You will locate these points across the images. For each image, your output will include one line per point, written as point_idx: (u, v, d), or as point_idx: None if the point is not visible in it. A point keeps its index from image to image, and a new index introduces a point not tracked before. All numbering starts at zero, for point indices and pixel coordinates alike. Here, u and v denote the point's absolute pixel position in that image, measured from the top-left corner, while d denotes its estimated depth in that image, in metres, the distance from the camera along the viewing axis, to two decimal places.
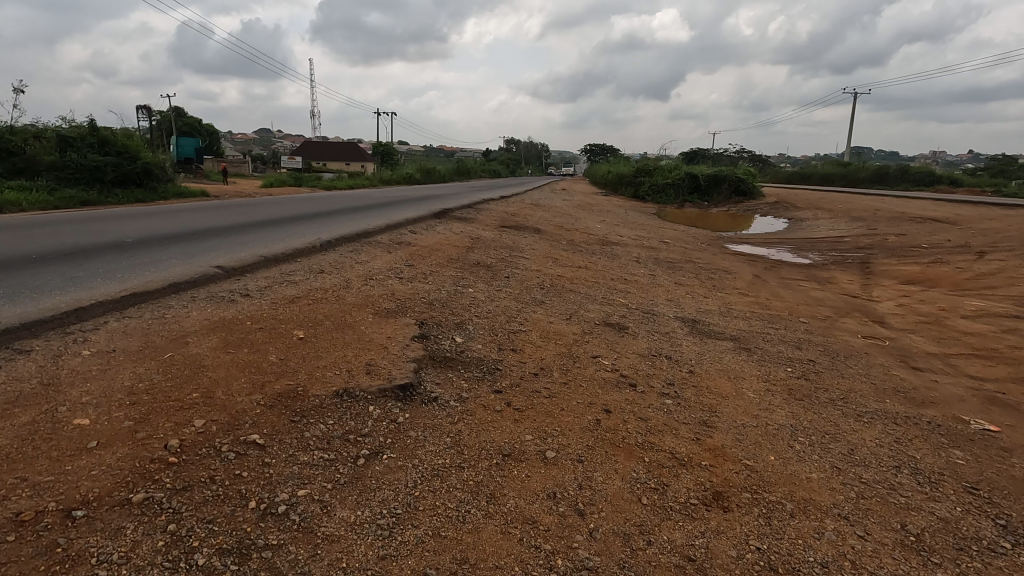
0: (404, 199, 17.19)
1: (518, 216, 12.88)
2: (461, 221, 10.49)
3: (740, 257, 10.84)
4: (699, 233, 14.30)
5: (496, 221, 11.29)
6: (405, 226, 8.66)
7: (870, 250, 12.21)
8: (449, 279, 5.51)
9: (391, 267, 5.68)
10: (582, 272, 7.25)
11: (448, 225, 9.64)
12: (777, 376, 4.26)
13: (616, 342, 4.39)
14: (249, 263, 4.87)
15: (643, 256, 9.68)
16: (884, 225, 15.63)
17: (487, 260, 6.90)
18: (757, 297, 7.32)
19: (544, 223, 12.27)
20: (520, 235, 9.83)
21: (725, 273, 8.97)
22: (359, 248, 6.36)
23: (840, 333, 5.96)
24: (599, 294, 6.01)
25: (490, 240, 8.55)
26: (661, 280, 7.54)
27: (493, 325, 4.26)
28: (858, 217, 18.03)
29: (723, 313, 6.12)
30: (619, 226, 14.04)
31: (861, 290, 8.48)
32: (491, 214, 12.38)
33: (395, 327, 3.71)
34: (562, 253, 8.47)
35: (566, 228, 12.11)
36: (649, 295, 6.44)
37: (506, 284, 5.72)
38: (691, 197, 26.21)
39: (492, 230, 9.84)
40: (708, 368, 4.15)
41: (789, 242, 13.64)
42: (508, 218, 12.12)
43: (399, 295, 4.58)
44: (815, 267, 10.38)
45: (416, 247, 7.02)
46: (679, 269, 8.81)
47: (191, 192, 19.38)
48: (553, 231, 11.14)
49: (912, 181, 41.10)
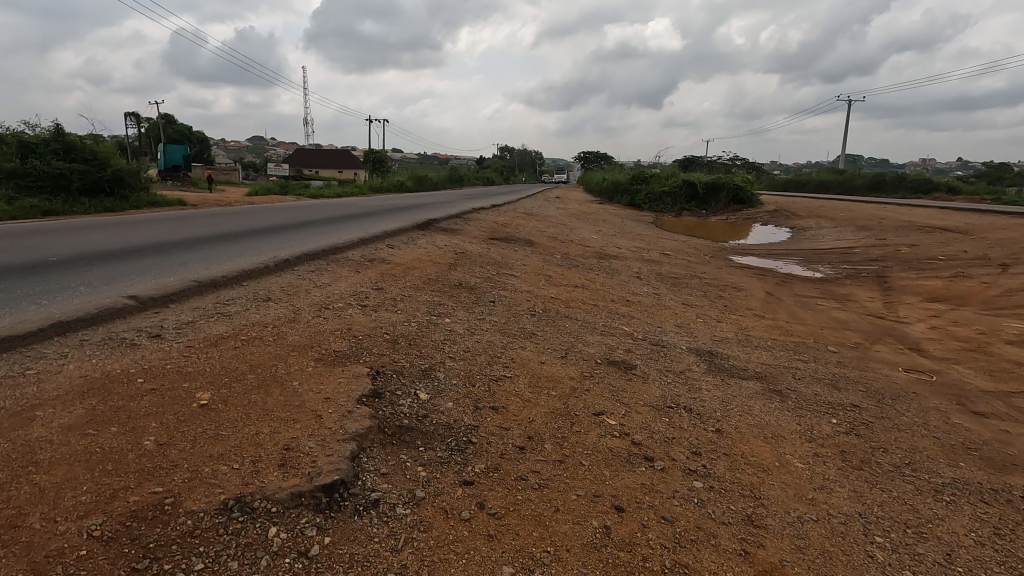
0: (391, 208, 16.40)
1: (510, 227, 12.09)
2: (447, 233, 9.67)
3: (747, 271, 10.08)
4: (700, 244, 13.57)
5: (484, 233, 10.48)
6: (382, 240, 7.83)
7: (884, 262, 11.46)
8: (423, 306, 4.67)
9: (355, 292, 4.82)
10: (578, 292, 6.45)
11: (431, 238, 8.81)
12: (822, 432, 3.44)
13: (622, 390, 3.56)
14: (177, 290, 4.03)
15: (644, 272, 8.89)
16: (893, 236, 14.90)
17: (470, 279, 6.07)
18: (775, 319, 6.53)
19: (537, 235, 11.48)
20: (510, 248, 9.01)
21: (735, 290, 8.19)
22: (321, 269, 5.51)
23: (877, 365, 5.17)
24: (598, 321, 5.20)
25: (476, 255, 7.74)
26: (667, 301, 6.74)
27: (469, 371, 3.42)
28: (864, 226, 17.34)
29: (741, 343, 5.32)
30: (617, 237, 13.28)
31: (885, 309, 7.71)
32: (481, 225, 11.57)
33: (339, 381, 2.86)
34: (557, 270, 7.67)
35: (560, 240, 11.33)
36: (655, 321, 5.64)
37: (490, 311, 4.89)
38: (688, 205, 25.52)
39: (480, 243, 9.03)
40: (738, 425, 3.33)
41: (796, 254, 12.89)
42: (498, 229, 11.34)
43: (356, 331, 3.73)
44: (829, 282, 9.62)
45: (390, 266, 6.17)
46: (685, 287, 8.03)
47: (167, 200, 18.54)
48: (546, 244, 10.34)
49: (910, 189, 40.66)
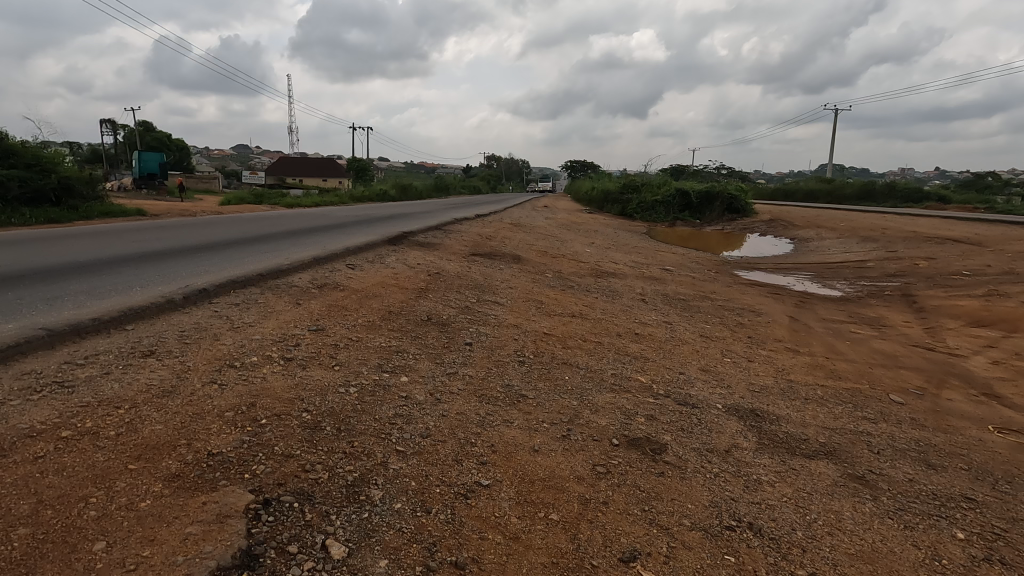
0: (368, 219, 15.19)
1: (495, 240, 10.94)
2: (423, 248, 8.48)
3: (759, 290, 9.05)
4: (702, 258, 12.56)
5: (466, 247, 9.33)
6: (343, 258, 6.64)
7: (904, 278, 10.46)
8: (374, 355, 3.48)
9: (284, 337, 3.61)
10: (576, 323, 5.32)
11: (401, 255, 7.62)
12: (956, 564, 2.29)
13: (656, 499, 2.39)
14: (7, 345, 2.81)
15: (648, 292, 7.77)
16: (904, 248, 13.97)
17: (444, 309, 4.90)
18: (813, 356, 5.41)
19: (524, 249, 10.34)
20: (494, 266, 7.83)
21: (753, 314, 7.10)
22: (249, 301, 4.30)
23: (960, 421, 4.06)
24: (606, 370, 4.04)
25: (455, 276, 6.57)
26: (682, 333, 5.61)
27: (426, 479, 2.23)
28: (869, 237, 16.46)
29: (785, 394, 4.18)
30: (612, 251, 12.19)
31: (929, 336, 6.65)
32: (462, 238, 10.39)
33: (187, 532, 1.66)
34: (549, 293, 6.54)
35: (550, 254, 10.20)
36: (673, 363, 4.49)
37: (466, 360, 3.71)
38: (682, 214, 24.59)
39: (460, 261, 7.85)
40: (837, 561, 2.17)
41: (807, 268, 11.90)
42: (482, 243, 10.21)
43: (261, 408, 2.53)
44: (852, 303, 8.57)
45: (344, 295, 4.97)
46: (697, 312, 6.92)
47: (124, 209, 17.25)
48: (535, 260, 9.19)
49: (899, 198, 40.35)
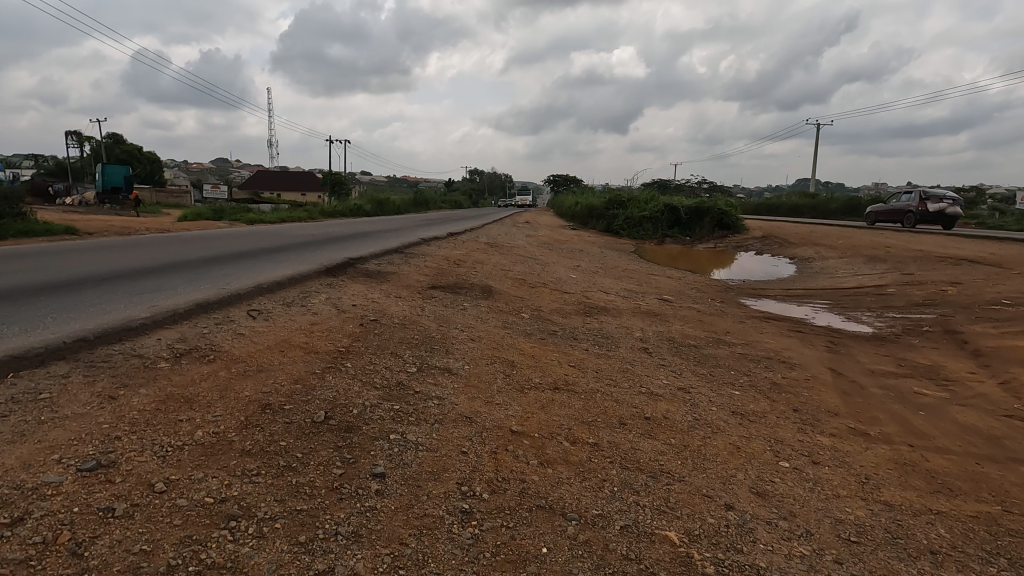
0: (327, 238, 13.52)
1: (464, 266, 9.32)
2: (369, 281, 6.80)
3: (777, 329, 7.59)
4: (702, 284, 11.11)
5: (425, 277, 7.67)
6: (248, 300, 4.95)
7: (937, 308, 9.06)
8: (171, 539, 1.81)
9: (8, 496, 1.91)
10: (561, 401, 3.73)
11: (335, 292, 5.92)
12: None
13: None
14: None
15: (650, 336, 6.19)
16: (919, 270, 12.69)
17: (363, 392, 3.26)
18: (892, 444, 3.85)
19: (498, 277, 8.75)
20: (457, 305, 6.17)
21: (785, 369, 5.54)
22: (16, 402, 2.59)
23: None
24: (610, 517, 2.41)
25: (398, 324, 4.93)
26: (707, 411, 4.02)
27: None
28: (875, 257, 15.22)
29: (897, 543, 2.59)
30: (602, 277, 10.65)
31: (1015, 398, 5.14)
32: (424, 265, 8.76)
33: None
34: (524, 346, 4.94)
35: (529, 283, 8.61)
36: (712, 483, 2.88)
37: (361, 526, 2.05)
38: (671, 231, 23.25)
39: (413, 298, 6.20)
40: None
41: (821, 296, 10.49)
42: (448, 270, 8.62)
43: None
44: (892, 346, 7.09)
45: (209, 372, 3.27)
46: (716, 367, 5.37)
47: (55, 227, 15.44)
48: (510, 292, 7.58)
49: (887, 214, 39.70)
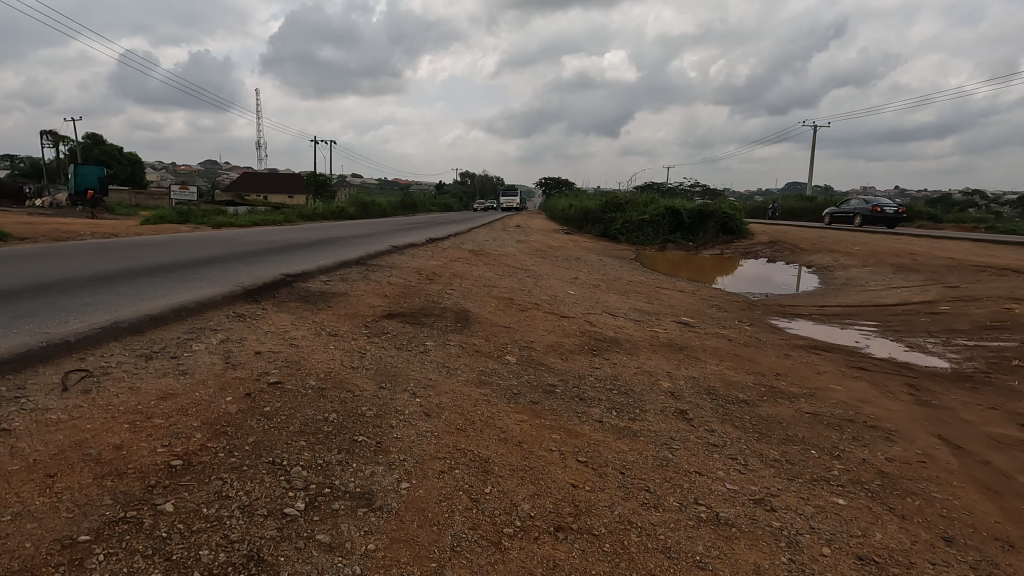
0: (290, 244, 11.76)
1: (439, 283, 7.61)
2: (301, 309, 5.06)
3: (835, 367, 5.93)
4: (721, 302, 9.48)
5: (382, 300, 5.93)
6: (76, 356, 3.19)
7: (1012, 331, 7.47)
8: None
9: None
10: (570, 567, 2.01)
11: (241, 330, 4.18)
12: None
13: None
14: None
15: (682, 387, 4.50)
16: (963, 282, 11.16)
17: None
18: None
19: (480, 296, 7.04)
20: (416, 345, 4.44)
21: (883, 443, 3.86)
22: None
23: None
24: None
25: (314, 389, 3.20)
26: (819, 561, 2.33)
27: None
28: (904, 266, 13.73)
29: None
30: (604, 293, 8.94)
31: None
32: (387, 282, 7.03)
33: None
34: (506, 423, 3.24)
35: (518, 305, 6.92)
36: None
37: None
38: (673, 236, 21.65)
39: (354, 334, 4.45)
40: None
41: (863, 315, 8.88)
42: (416, 289, 6.90)
43: None
44: (991, 391, 5.44)
45: None
46: (789, 443, 3.68)
47: None
48: (492, 320, 5.87)
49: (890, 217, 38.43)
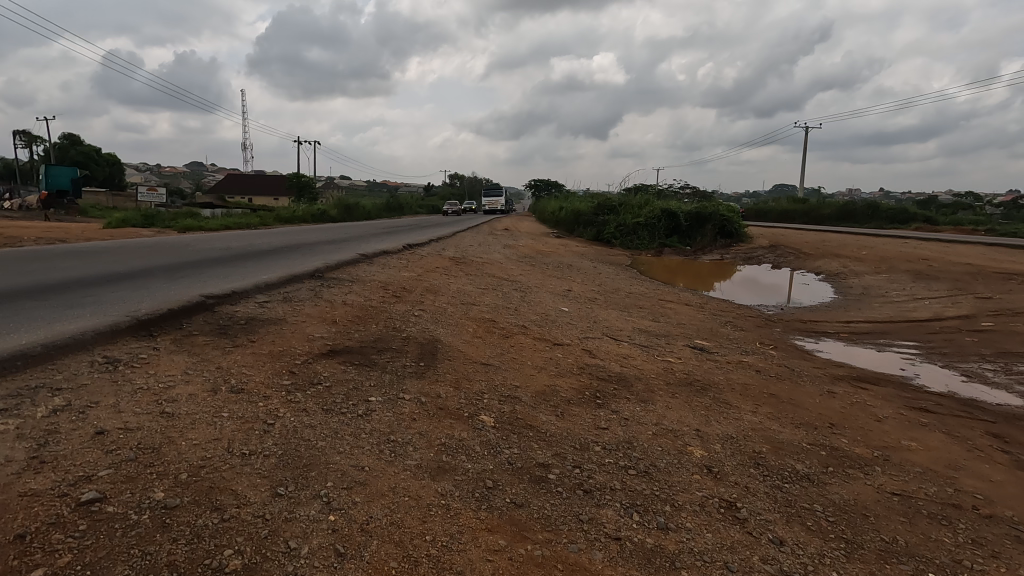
0: (250, 251, 10.49)
1: (408, 301, 6.38)
2: (208, 348, 3.81)
3: (894, 409, 4.77)
4: (736, 318, 8.35)
5: (327, 328, 4.68)
6: None
7: None
8: None
9: None
10: None
11: (99, 386, 2.94)
12: None
13: None
14: None
15: (720, 457, 3.30)
16: (995, 292, 10.12)
17: None
18: None
19: (455, 319, 5.82)
20: (354, 403, 3.20)
21: (1017, 551, 2.69)
22: None
23: None
24: None
25: (155, 510, 1.96)
26: None
27: None
28: (923, 275, 12.72)
29: None
30: (603, 310, 7.74)
31: None
32: (342, 302, 5.78)
33: None
34: (470, 560, 2.01)
35: (503, 329, 5.72)
36: None
37: None
38: (669, 240, 20.60)
39: (268, 389, 3.20)
40: None
41: (897, 333, 7.78)
42: (377, 309, 5.66)
43: None
44: None
45: None
46: (891, 560, 2.49)
47: None
48: (467, 354, 4.64)
49: (885, 220, 37.69)
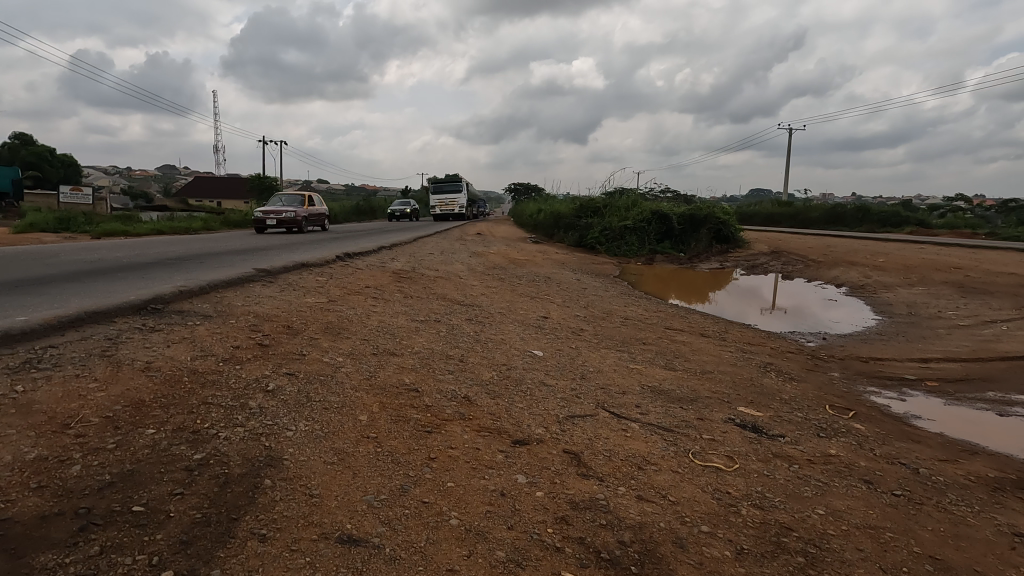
0: (130, 262, 7.96)
1: (281, 351, 3.91)
2: None
3: None
4: (774, 357, 6.09)
5: (20, 450, 2.19)
6: None
7: None
8: None
9: None
10: None
11: None
12: None
13: None
14: None
15: None
16: None
17: None
18: None
19: (345, 393, 3.36)
20: None
21: None
22: None
23: None
24: None
25: None
26: None
27: None
28: (968, 288, 10.68)
29: None
30: (593, 355, 5.33)
31: None
32: (139, 366, 3.27)
33: None
34: None
35: (425, 412, 3.28)
36: None
37: None
38: (661, 246, 18.46)
39: None
40: None
41: (1002, 379, 5.55)
42: (197, 380, 3.17)
43: None
44: None
45: None
46: None
47: None
48: (320, 505, 2.17)
49: (876, 223, 35.98)
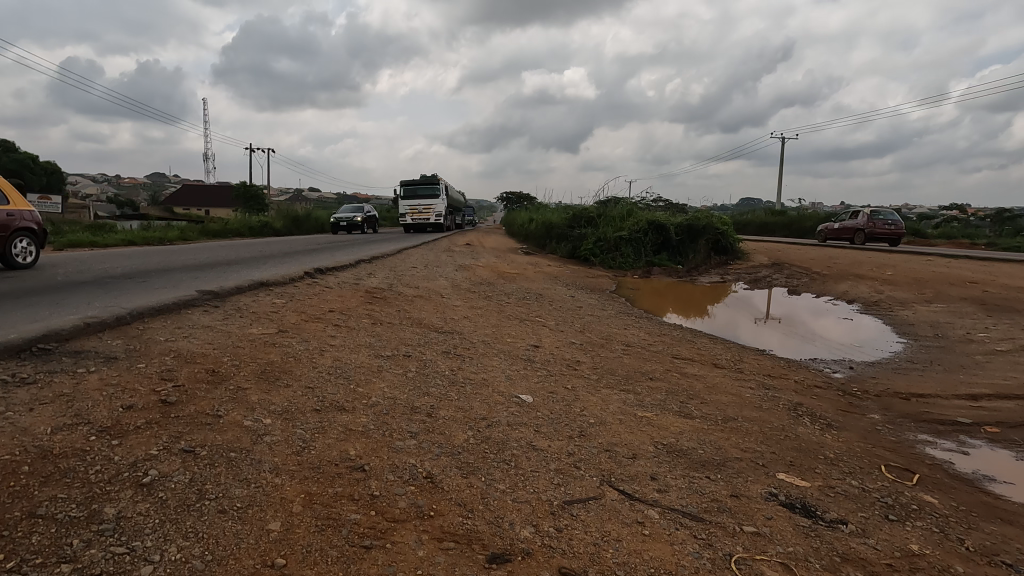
0: (64, 281, 7.01)
1: (189, 412, 2.98)
2: None
3: None
4: (802, 395, 5.23)
5: None
6: None
7: None
8: None
9: None
10: None
11: None
12: None
13: None
14: None
15: None
16: None
17: None
18: None
19: (257, 481, 2.44)
20: None
21: None
22: None
23: None
24: None
25: None
26: None
27: None
28: (992, 305, 9.91)
29: None
30: (593, 398, 4.43)
31: None
32: None
33: None
34: None
35: (364, 510, 2.36)
36: None
37: None
38: (658, 257, 17.66)
39: None
40: None
41: None
42: (41, 471, 2.24)
43: None
44: None
45: None
46: None
47: None
48: None
49: None
